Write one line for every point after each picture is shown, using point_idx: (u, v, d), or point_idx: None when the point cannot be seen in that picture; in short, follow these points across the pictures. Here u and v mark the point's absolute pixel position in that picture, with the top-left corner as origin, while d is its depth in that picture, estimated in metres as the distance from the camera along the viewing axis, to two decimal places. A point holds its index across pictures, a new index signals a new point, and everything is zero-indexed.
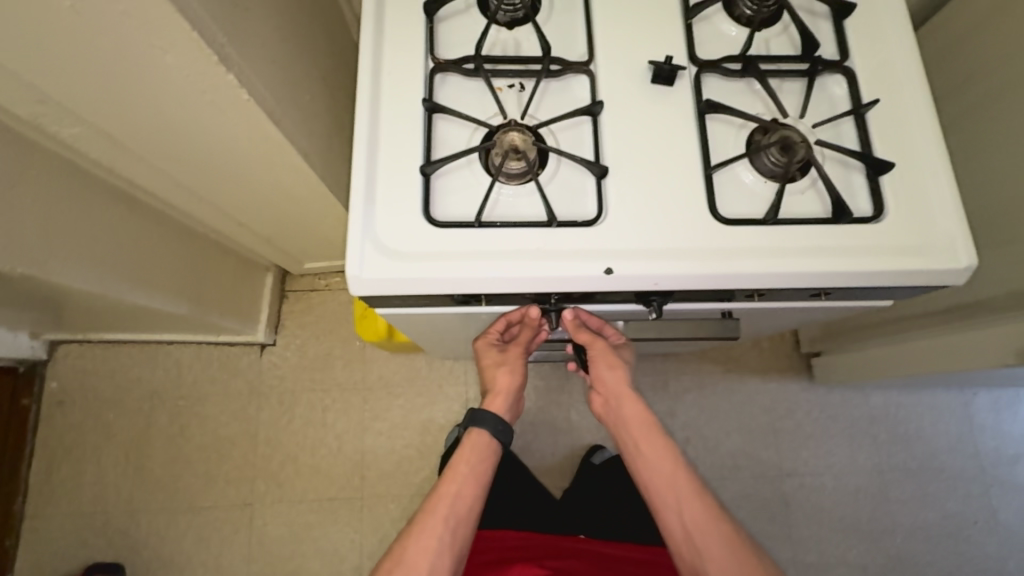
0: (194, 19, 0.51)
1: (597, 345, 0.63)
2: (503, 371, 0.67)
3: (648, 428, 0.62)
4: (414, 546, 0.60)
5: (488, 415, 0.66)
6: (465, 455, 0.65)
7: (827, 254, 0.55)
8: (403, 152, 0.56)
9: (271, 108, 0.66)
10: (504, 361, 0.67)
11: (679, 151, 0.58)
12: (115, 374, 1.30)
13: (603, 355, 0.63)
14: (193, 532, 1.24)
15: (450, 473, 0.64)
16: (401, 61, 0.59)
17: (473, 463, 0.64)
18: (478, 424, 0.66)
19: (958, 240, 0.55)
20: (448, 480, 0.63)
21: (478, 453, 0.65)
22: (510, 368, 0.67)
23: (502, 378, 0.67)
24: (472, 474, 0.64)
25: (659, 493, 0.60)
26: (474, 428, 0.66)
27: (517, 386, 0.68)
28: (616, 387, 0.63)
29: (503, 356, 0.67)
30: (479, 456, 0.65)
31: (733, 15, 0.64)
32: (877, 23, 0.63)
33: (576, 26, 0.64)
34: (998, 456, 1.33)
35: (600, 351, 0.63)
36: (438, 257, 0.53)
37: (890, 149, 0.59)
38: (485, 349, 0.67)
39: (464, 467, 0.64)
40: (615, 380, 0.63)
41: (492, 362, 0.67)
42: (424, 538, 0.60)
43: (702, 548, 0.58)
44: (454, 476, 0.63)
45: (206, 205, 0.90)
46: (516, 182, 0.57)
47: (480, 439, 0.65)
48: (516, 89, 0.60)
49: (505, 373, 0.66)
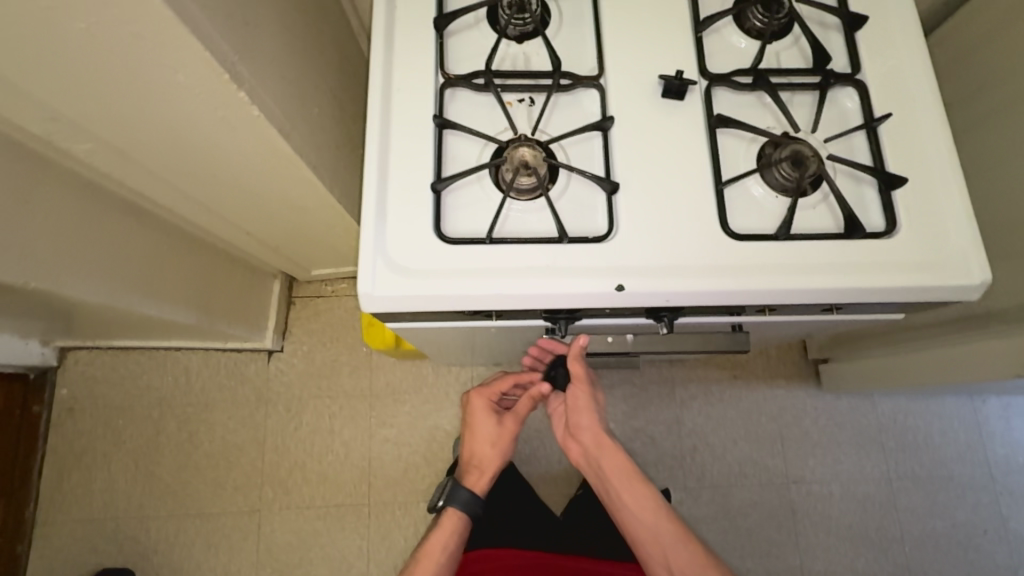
0: (206, 39, 0.51)
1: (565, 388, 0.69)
2: (492, 445, 0.74)
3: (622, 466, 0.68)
4: None
5: (470, 499, 0.73)
6: (439, 540, 0.72)
7: (838, 271, 0.55)
8: (414, 168, 0.56)
9: (282, 123, 0.66)
10: (497, 435, 0.73)
11: (690, 165, 0.58)
12: (125, 381, 1.31)
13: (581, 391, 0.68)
14: (202, 538, 1.25)
15: (425, 559, 0.71)
16: (412, 78, 0.59)
17: (448, 549, 0.72)
18: (456, 504, 0.73)
19: (971, 255, 0.54)
20: (422, 568, 0.71)
21: (454, 538, 0.73)
22: (500, 445, 0.73)
23: (488, 454, 0.74)
24: (447, 555, 0.72)
25: (644, 538, 0.67)
26: (451, 508, 0.74)
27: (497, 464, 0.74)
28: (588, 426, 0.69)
29: (497, 427, 0.74)
30: (455, 541, 0.73)
31: (743, 27, 0.64)
32: (888, 35, 0.63)
33: (586, 39, 0.64)
34: (1008, 463, 1.32)
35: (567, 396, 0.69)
36: (448, 274, 0.53)
37: (903, 163, 0.58)
38: (481, 410, 0.74)
39: (439, 554, 0.72)
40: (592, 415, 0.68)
41: (484, 431, 0.74)
42: None
43: None
44: (429, 563, 0.71)
45: (215, 215, 0.90)
46: (527, 198, 0.57)
47: (457, 522, 0.73)
48: (526, 103, 0.61)
49: (493, 449, 0.74)
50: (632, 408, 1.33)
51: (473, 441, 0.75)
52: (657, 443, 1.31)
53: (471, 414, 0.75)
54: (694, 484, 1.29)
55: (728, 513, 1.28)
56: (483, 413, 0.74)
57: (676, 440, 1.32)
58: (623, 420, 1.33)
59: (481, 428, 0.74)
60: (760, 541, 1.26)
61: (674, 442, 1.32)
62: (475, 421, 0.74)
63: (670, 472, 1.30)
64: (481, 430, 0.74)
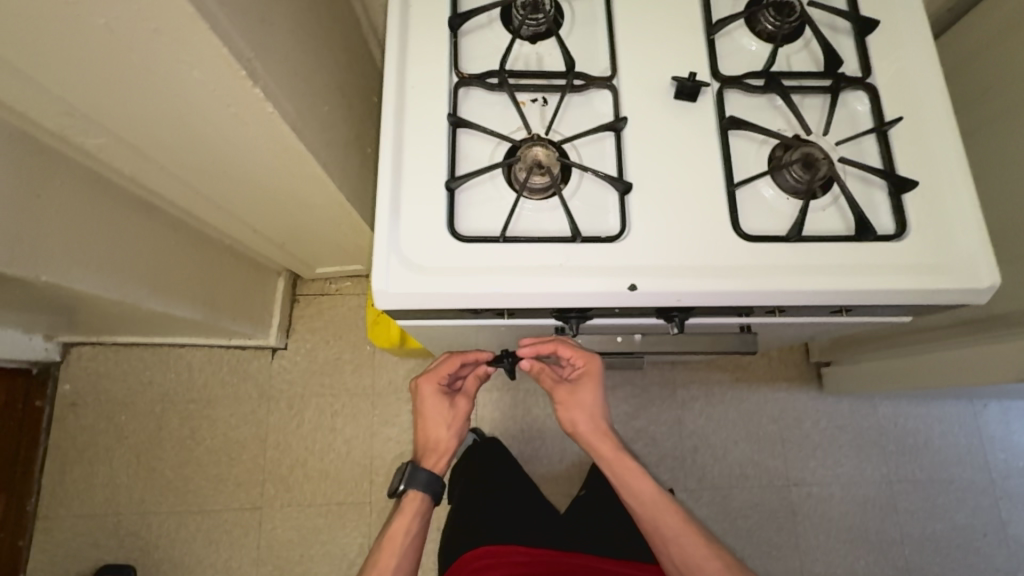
0: (223, 35, 0.51)
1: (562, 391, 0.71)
2: (447, 427, 0.73)
3: (628, 472, 0.70)
4: None
5: (430, 477, 0.71)
6: (404, 524, 0.70)
7: (849, 273, 0.55)
8: (428, 166, 0.57)
9: (294, 120, 0.66)
10: (451, 417, 0.73)
11: (702, 167, 0.58)
12: (127, 377, 1.31)
13: (569, 402, 0.70)
14: (204, 535, 1.24)
15: (389, 545, 0.69)
16: (426, 77, 0.59)
17: (412, 530, 0.70)
18: (416, 486, 0.71)
19: (980, 260, 0.55)
20: (388, 554, 0.69)
21: (418, 518, 0.71)
22: (454, 425, 0.73)
23: (443, 436, 0.73)
24: (411, 540, 0.70)
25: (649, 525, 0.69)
26: (410, 490, 0.71)
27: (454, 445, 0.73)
28: (589, 435, 0.71)
29: (450, 410, 0.72)
30: (419, 520, 0.71)
31: (755, 30, 0.65)
32: (899, 40, 0.63)
33: (598, 40, 0.64)
34: (1007, 467, 1.33)
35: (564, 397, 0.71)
36: (462, 272, 0.53)
37: (913, 166, 0.59)
38: (430, 395, 0.72)
39: (403, 537, 0.70)
40: (585, 428, 0.71)
41: (436, 416, 0.72)
42: None
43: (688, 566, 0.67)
44: (394, 547, 0.69)
45: (222, 212, 0.90)
46: (539, 197, 0.58)
47: (419, 503, 0.71)
48: (539, 103, 0.61)
49: (448, 431, 0.72)
50: (634, 409, 1.34)
51: (426, 426, 0.73)
52: (659, 444, 1.32)
53: (420, 401, 0.72)
54: (695, 486, 1.30)
55: (728, 515, 1.28)
56: (433, 398, 0.72)
57: (678, 441, 1.32)
58: (625, 420, 1.33)
59: (433, 414, 0.72)
60: (761, 542, 1.27)
61: (676, 443, 1.32)
62: (426, 408, 0.72)
63: (671, 473, 1.30)
64: (433, 416, 0.72)
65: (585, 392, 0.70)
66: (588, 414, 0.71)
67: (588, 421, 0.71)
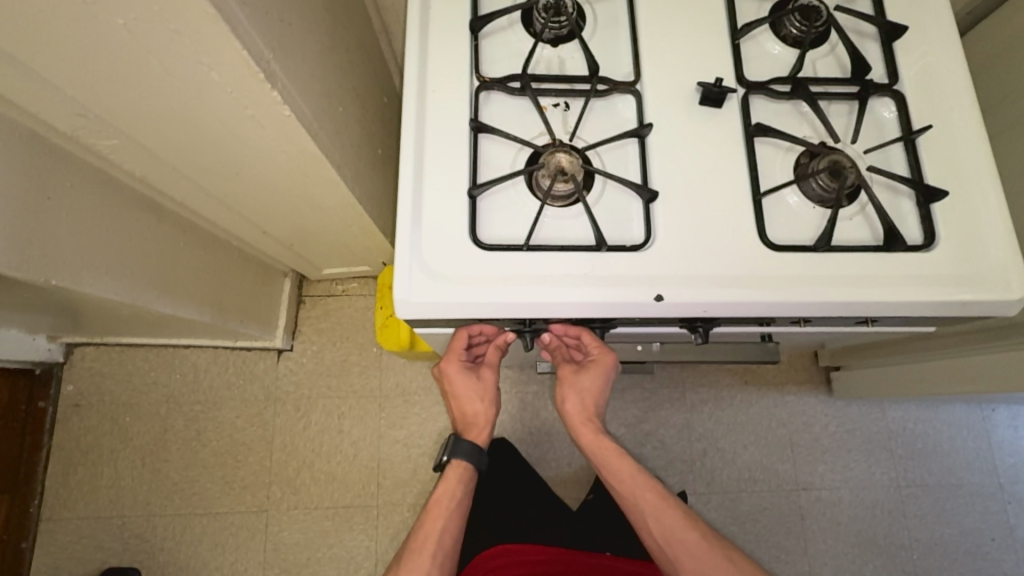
0: (243, 36, 0.50)
1: (564, 370, 0.67)
2: (479, 399, 0.69)
3: (609, 452, 0.66)
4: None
5: (475, 449, 0.70)
6: (449, 490, 0.69)
7: (878, 284, 0.54)
8: (450, 172, 0.55)
9: (310, 122, 0.65)
10: (480, 389, 0.69)
11: (728, 174, 0.57)
12: (132, 378, 1.30)
13: (567, 382, 0.66)
14: (209, 537, 1.23)
15: (435, 509, 0.68)
16: (446, 80, 0.58)
17: (457, 496, 0.69)
18: (460, 456, 0.70)
19: (1012, 272, 0.54)
20: (434, 516, 0.67)
21: (463, 485, 0.69)
22: (486, 395, 0.69)
23: (478, 409, 0.69)
24: (456, 506, 0.68)
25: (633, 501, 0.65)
26: (454, 459, 0.70)
27: (493, 416, 0.70)
28: (573, 416, 0.68)
29: (478, 383, 0.68)
30: (464, 488, 0.69)
31: (779, 34, 0.64)
32: (928, 44, 0.62)
33: (621, 43, 0.63)
34: (1016, 472, 1.32)
35: (563, 376, 0.67)
36: (485, 280, 0.52)
37: (942, 176, 0.58)
38: (455, 375, 0.67)
39: (449, 502, 0.68)
40: (573, 408, 0.67)
41: (467, 392, 0.69)
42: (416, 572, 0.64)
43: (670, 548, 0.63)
44: (440, 511, 0.68)
45: (232, 213, 0.89)
46: (562, 204, 0.57)
47: (463, 472, 0.69)
48: (561, 108, 0.60)
49: (481, 403, 0.69)
50: (642, 412, 1.33)
51: (459, 403, 0.70)
52: (667, 448, 1.31)
53: (448, 380, 0.68)
54: (703, 490, 1.29)
55: (737, 519, 1.28)
56: (458, 377, 0.68)
57: (687, 445, 1.32)
58: (634, 424, 1.32)
59: (463, 389, 0.69)
60: (769, 547, 1.26)
61: (684, 447, 1.31)
62: (455, 385, 0.68)
63: (680, 478, 1.30)
64: (463, 393, 0.69)
65: (586, 377, 0.65)
66: (580, 398, 0.67)
67: (579, 403, 0.67)
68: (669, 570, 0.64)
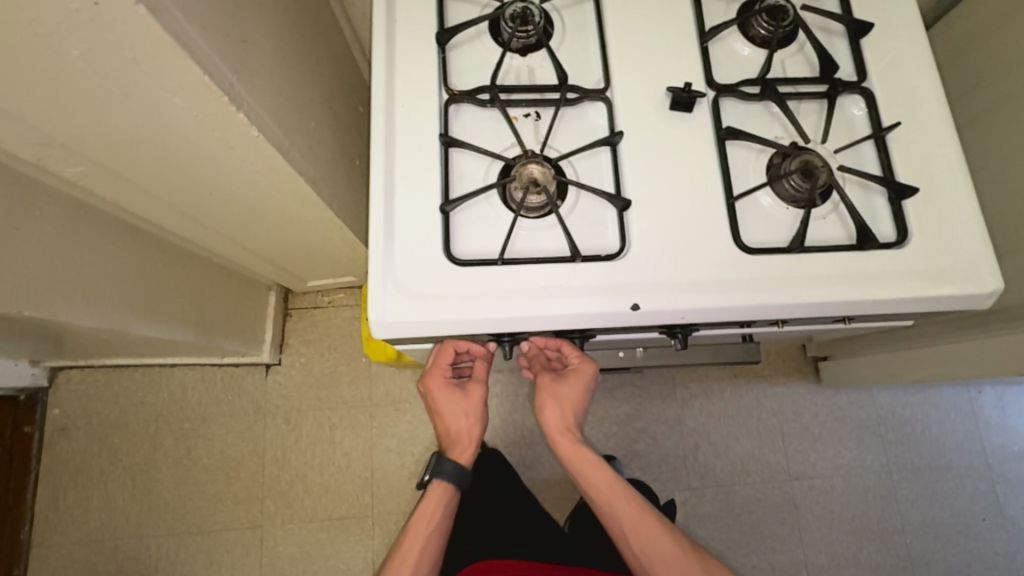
0: (203, 60, 0.49)
1: (544, 378, 0.65)
2: (464, 416, 0.69)
3: (589, 464, 0.64)
4: None
5: (457, 468, 0.69)
6: (428, 511, 0.68)
7: (853, 283, 0.54)
8: (422, 188, 0.55)
9: (280, 140, 0.64)
10: (466, 405, 0.68)
11: (701, 179, 0.57)
12: (119, 398, 1.28)
13: (545, 389, 0.64)
14: (204, 555, 1.23)
15: (414, 528, 0.68)
16: (415, 94, 0.58)
17: (436, 515, 0.68)
18: (442, 476, 0.69)
19: (983, 266, 0.54)
20: (412, 536, 0.68)
21: (443, 505, 0.69)
22: (470, 412, 0.69)
23: (463, 425, 0.69)
24: (435, 526, 0.68)
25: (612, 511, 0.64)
26: (437, 479, 0.69)
27: (478, 433, 0.70)
28: (551, 425, 0.65)
29: (463, 399, 0.68)
30: (445, 507, 0.69)
31: (747, 35, 0.64)
32: (895, 41, 0.62)
33: (590, 50, 0.63)
34: (1003, 452, 1.34)
35: (543, 383, 0.65)
36: (461, 297, 0.52)
37: (913, 172, 0.58)
38: (439, 391, 0.67)
39: (427, 522, 0.68)
40: (552, 421, 0.65)
41: (451, 409, 0.68)
42: None
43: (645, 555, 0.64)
44: (418, 531, 0.68)
45: (210, 231, 0.88)
46: (536, 216, 0.56)
47: (445, 491, 0.69)
48: (532, 118, 0.60)
49: (467, 419, 0.69)
50: (634, 410, 1.34)
51: (444, 420, 0.69)
52: (660, 444, 1.32)
53: (432, 397, 0.67)
54: (697, 484, 1.30)
55: (731, 511, 1.29)
56: (443, 393, 0.67)
57: (680, 440, 1.32)
58: (626, 422, 1.33)
59: (448, 406, 0.68)
60: (764, 537, 1.27)
61: (677, 442, 1.32)
62: (439, 402, 0.67)
63: (673, 474, 1.30)
64: (448, 410, 0.68)
65: (568, 386, 0.64)
66: (560, 407, 0.65)
67: (559, 411, 0.65)
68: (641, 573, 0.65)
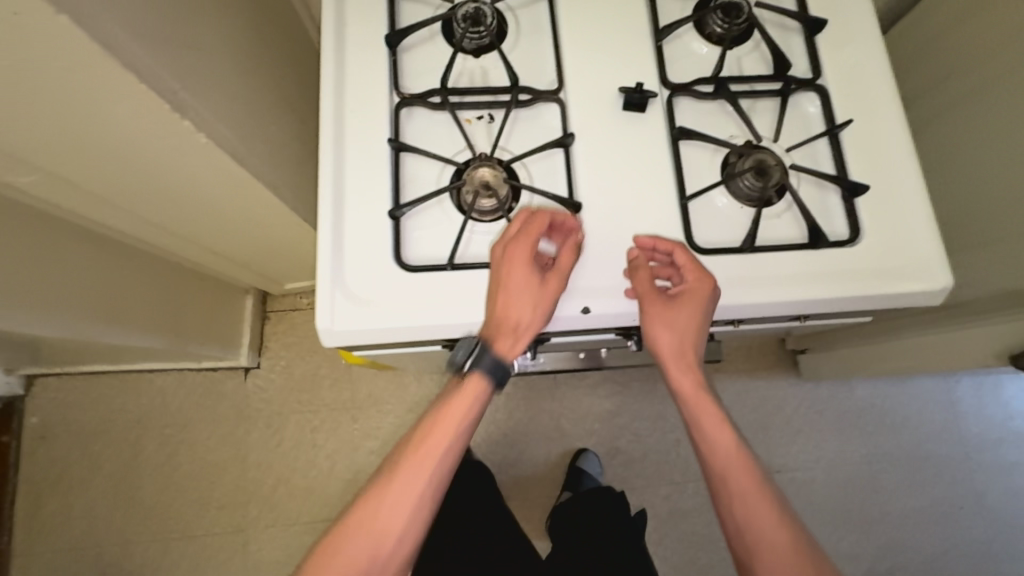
0: (142, 70, 0.48)
1: (653, 297, 0.52)
2: (529, 302, 0.50)
3: (706, 415, 0.55)
4: (352, 533, 0.51)
5: (498, 363, 0.50)
6: (441, 422, 0.52)
7: (805, 282, 0.54)
8: (371, 194, 0.55)
9: (235, 146, 0.64)
10: (540, 289, 0.50)
11: (655, 180, 0.57)
12: (98, 405, 1.27)
13: (657, 312, 0.52)
14: (187, 560, 1.23)
15: (416, 444, 0.53)
16: (366, 99, 0.57)
17: (452, 415, 0.53)
18: (477, 369, 0.51)
19: (934, 261, 0.55)
20: (410, 457, 0.52)
21: (462, 415, 0.53)
22: (540, 298, 0.50)
23: (525, 310, 0.50)
24: (442, 456, 0.52)
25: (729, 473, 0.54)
26: (471, 370, 0.51)
27: (537, 328, 0.50)
28: (664, 355, 0.54)
29: (539, 282, 0.50)
30: (459, 430, 0.52)
31: (704, 33, 0.63)
32: (850, 38, 0.62)
33: (544, 50, 0.62)
34: (982, 440, 1.35)
35: (653, 305, 0.52)
36: (411, 303, 0.52)
37: (866, 170, 0.58)
38: (517, 253, 0.51)
39: (437, 437, 0.52)
40: (667, 352, 0.54)
41: (519, 290, 0.50)
42: (364, 534, 0.51)
43: (755, 531, 0.53)
44: (422, 450, 0.52)
45: (176, 238, 0.87)
46: (489, 220, 0.56)
47: (474, 392, 0.52)
48: (485, 120, 0.59)
49: (533, 303, 0.50)
50: (615, 406, 1.34)
51: (502, 296, 0.50)
52: (642, 440, 1.32)
53: (501, 262, 0.51)
54: (679, 479, 1.31)
55: (714, 505, 1.30)
56: (520, 263, 0.50)
57: (661, 436, 1.33)
58: (607, 418, 1.33)
59: (518, 285, 0.50)
60: None
61: (658, 438, 1.33)
62: (510, 274, 0.50)
63: (655, 469, 1.31)
64: (517, 285, 0.50)
65: (681, 312, 0.52)
66: (673, 335, 0.53)
67: (673, 340, 0.53)
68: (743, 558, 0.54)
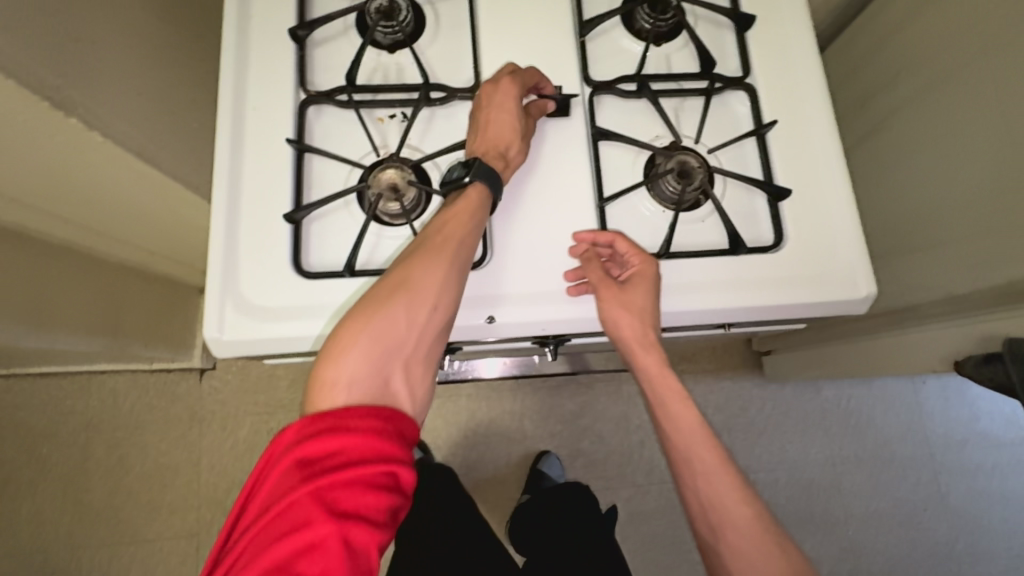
0: (10, 67, 0.45)
1: (608, 285, 0.51)
2: (513, 138, 0.52)
3: (670, 393, 0.52)
4: (343, 351, 0.42)
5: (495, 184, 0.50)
6: (439, 247, 0.47)
7: (722, 291, 0.53)
8: (270, 198, 0.52)
9: (140, 146, 0.61)
10: (523, 131, 0.53)
11: (572, 183, 0.55)
12: (46, 407, 1.24)
13: (613, 299, 0.51)
14: (139, 565, 1.21)
15: (420, 264, 0.46)
16: (269, 99, 0.55)
17: (453, 248, 0.47)
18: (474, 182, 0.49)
19: (859, 269, 0.53)
20: (411, 282, 0.45)
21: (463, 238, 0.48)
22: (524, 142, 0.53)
23: (509, 144, 0.52)
24: (444, 279, 0.46)
25: (693, 461, 0.51)
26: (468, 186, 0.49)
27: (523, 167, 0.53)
28: (627, 343, 0.51)
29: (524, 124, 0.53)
30: (459, 262, 0.47)
31: (632, 28, 0.60)
32: (781, 36, 0.60)
33: (463, 46, 0.59)
34: (947, 441, 1.34)
35: (611, 293, 0.51)
36: (305, 313, 0.50)
37: (792, 173, 0.56)
38: (502, 97, 0.53)
39: (442, 262, 0.46)
40: (629, 334, 0.51)
41: (504, 119, 0.52)
42: (355, 351, 0.42)
43: (718, 522, 0.50)
44: (428, 265, 0.46)
45: (106, 238, 0.84)
46: (398, 224, 0.53)
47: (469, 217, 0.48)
48: (398, 119, 0.56)
49: (517, 141, 0.52)
50: (578, 408, 1.32)
51: (489, 128, 0.52)
52: (604, 442, 1.31)
53: (489, 99, 0.52)
54: (641, 481, 1.29)
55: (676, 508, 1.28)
56: (506, 103, 0.52)
57: (624, 438, 1.31)
58: (570, 420, 1.31)
59: (505, 114, 0.52)
60: None
61: (621, 440, 1.31)
62: (496, 110, 0.52)
63: (618, 472, 1.29)
64: (503, 114, 0.52)
65: (636, 293, 0.51)
66: (635, 320, 0.50)
67: (635, 324, 0.51)
68: (708, 555, 0.51)
